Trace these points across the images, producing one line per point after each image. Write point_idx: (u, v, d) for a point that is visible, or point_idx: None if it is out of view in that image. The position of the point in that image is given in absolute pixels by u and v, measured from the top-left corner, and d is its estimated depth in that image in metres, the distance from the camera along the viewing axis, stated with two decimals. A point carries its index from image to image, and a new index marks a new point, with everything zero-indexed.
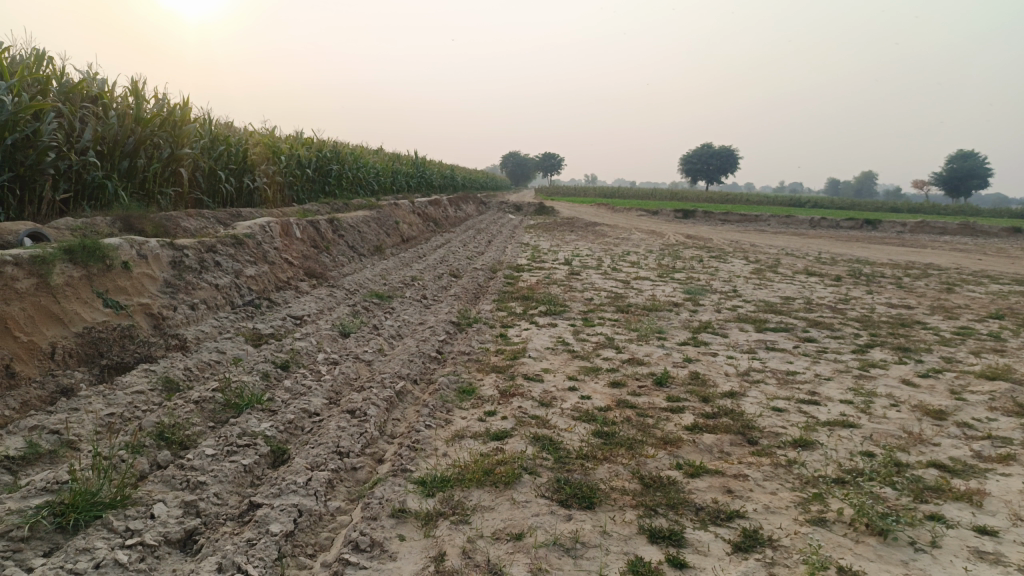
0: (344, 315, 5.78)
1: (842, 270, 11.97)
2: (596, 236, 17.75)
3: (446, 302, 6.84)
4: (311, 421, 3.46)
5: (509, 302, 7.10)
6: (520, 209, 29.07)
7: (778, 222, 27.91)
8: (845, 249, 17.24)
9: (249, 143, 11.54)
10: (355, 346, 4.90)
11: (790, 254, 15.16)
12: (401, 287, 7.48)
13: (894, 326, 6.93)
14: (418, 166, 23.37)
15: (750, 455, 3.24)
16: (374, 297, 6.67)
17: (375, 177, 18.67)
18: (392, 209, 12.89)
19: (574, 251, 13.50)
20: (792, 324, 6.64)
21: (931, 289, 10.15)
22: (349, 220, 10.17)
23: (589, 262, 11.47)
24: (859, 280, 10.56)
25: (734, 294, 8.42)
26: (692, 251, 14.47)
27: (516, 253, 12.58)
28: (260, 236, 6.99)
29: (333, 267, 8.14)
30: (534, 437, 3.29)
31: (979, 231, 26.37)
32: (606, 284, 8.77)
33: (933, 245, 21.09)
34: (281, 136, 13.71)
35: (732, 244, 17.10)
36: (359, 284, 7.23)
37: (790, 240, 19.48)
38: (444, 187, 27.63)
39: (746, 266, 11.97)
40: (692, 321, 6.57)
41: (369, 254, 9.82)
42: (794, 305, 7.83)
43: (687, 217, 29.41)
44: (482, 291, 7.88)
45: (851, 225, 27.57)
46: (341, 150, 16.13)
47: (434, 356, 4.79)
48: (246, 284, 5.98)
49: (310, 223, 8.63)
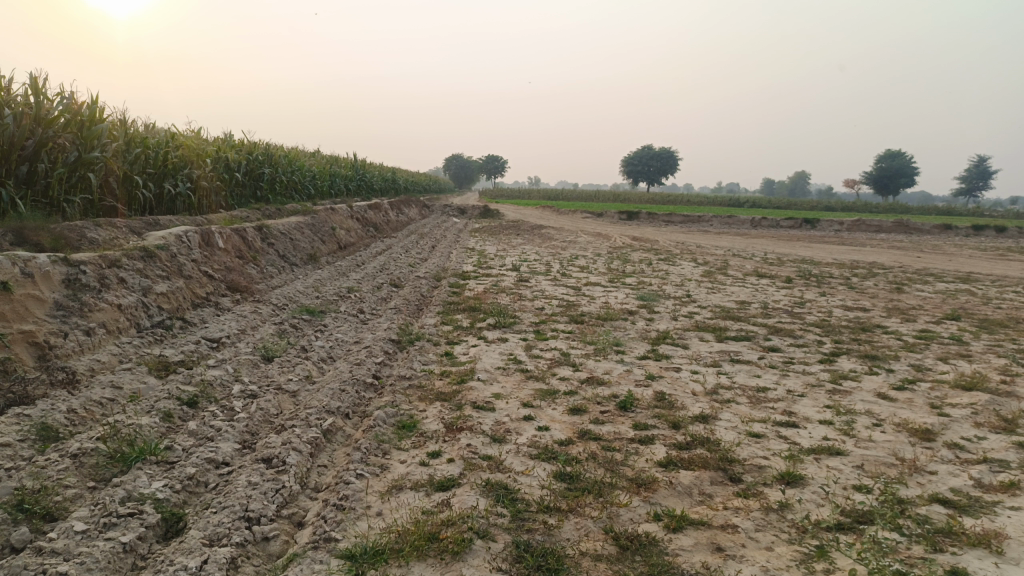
0: (268, 336, 5.16)
1: (791, 271, 11.84)
2: (542, 239, 17.36)
3: (385, 317, 6.28)
4: (216, 476, 2.88)
5: (453, 314, 6.57)
6: (464, 212, 28.53)
7: (721, 222, 28.10)
8: (790, 249, 17.29)
9: (170, 146, 10.73)
10: (278, 373, 4.31)
11: (737, 255, 15.05)
12: (335, 300, 6.88)
13: (855, 331, 6.66)
14: (357, 170, 22.64)
15: (736, 498, 2.81)
16: (305, 313, 6.06)
17: (311, 181, 17.90)
18: (328, 214, 12.22)
19: (521, 255, 13.06)
20: (754, 332, 6.30)
21: (882, 289, 10.03)
22: (280, 227, 9.49)
23: (537, 267, 11.03)
24: (810, 281, 10.40)
25: (689, 299, 8.08)
26: (640, 254, 14.21)
27: (461, 258, 12.06)
28: (175, 248, 6.30)
29: (261, 279, 7.47)
30: (485, 487, 2.79)
31: (912, 229, 27.04)
32: (556, 291, 8.33)
33: (872, 243, 21.45)
34: (207, 138, 12.89)
35: (678, 246, 16.93)
36: (288, 299, 6.60)
37: (735, 241, 19.48)
38: (385, 190, 26.91)
39: (696, 268, 11.73)
40: (649, 331, 6.16)
41: (303, 263, 9.16)
42: (752, 310, 7.53)
43: (631, 219, 29.36)
44: (425, 302, 7.33)
45: (791, 225, 27.95)
46: (274, 153, 15.34)
47: (369, 383, 4.25)
48: (156, 304, 5.30)
49: (235, 232, 7.94)
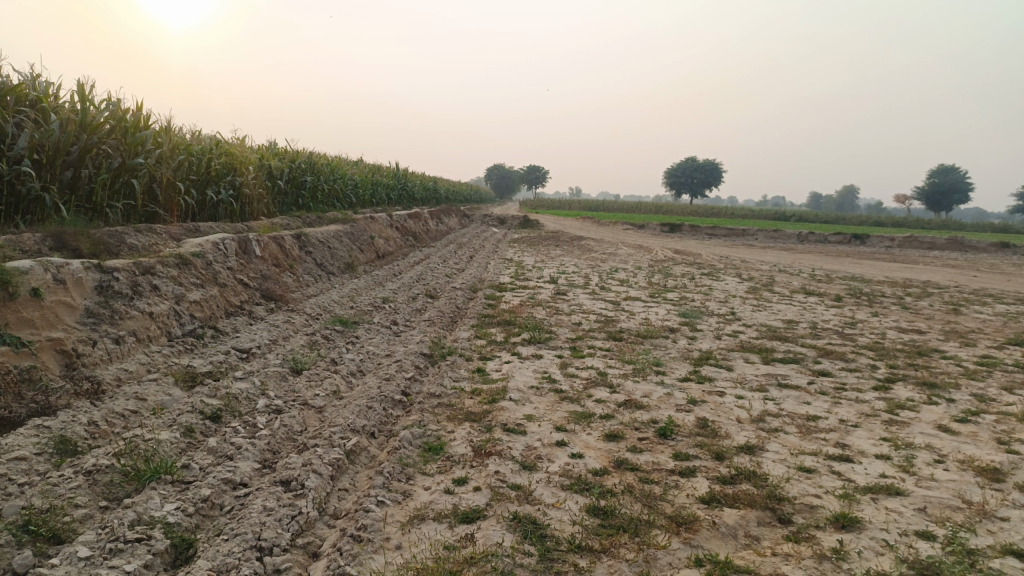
0: (299, 348, 5.07)
1: (841, 289, 11.40)
2: (581, 251, 17.13)
3: (419, 329, 6.15)
4: (232, 498, 2.75)
5: (488, 328, 6.42)
6: (504, 223, 28.44)
7: (766, 236, 27.49)
8: (838, 265, 16.75)
9: (213, 154, 10.83)
10: (305, 387, 4.19)
11: (783, 270, 14.61)
12: (369, 310, 6.78)
13: (911, 355, 6.31)
14: (399, 179, 22.73)
15: (785, 542, 2.58)
16: (337, 323, 5.96)
17: (353, 190, 17.99)
18: (367, 223, 12.20)
19: (561, 268, 12.86)
20: (802, 355, 5.99)
21: (938, 310, 9.57)
22: (318, 235, 9.47)
23: (576, 280, 10.82)
24: (861, 300, 9.99)
25: (733, 317, 7.78)
26: (683, 268, 13.89)
27: (499, 270, 11.92)
28: (211, 256, 6.27)
29: (296, 288, 7.42)
30: (513, 521, 2.60)
31: (967, 246, 26.07)
32: (595, 306, 8.11)
33: (924, 260, 20.71)
34: (251, 146, 13.01)
35: (722, 260, 16.54)
36: (321, 309, 6.52)
37: (780, 256, 18.98)
38: (426, 199, 26.98)
39: (741, 284, 11.37)
40: (691, 350, 5.91)
41: (340, 272, 9.11)
42: (800, 331, 7.20)
43: (674, 232, 28.92)
44: (460, 314, 7.19)
45: (839, 240, 27.19)
46: (317, 162, 15.44)
47: (398, 400, 4.10)
48: (189, 312, 5.25)
49: (272, 239, 7.92)
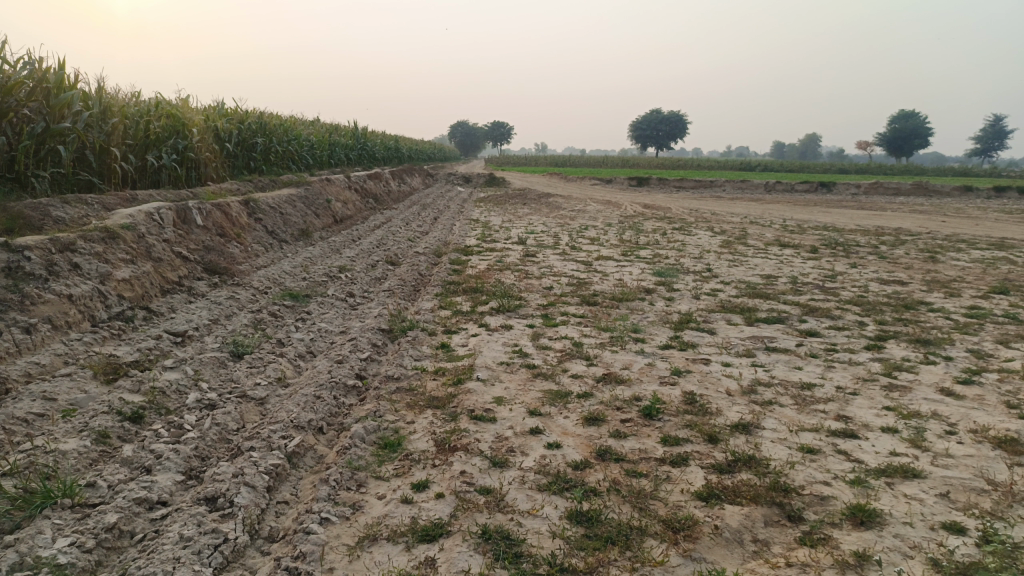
0: (242, 328, 4.57)
1: (815, 240, 11.14)
2: (548, 209, 16.66)
3: (377, 301, 5.68)
4: (145, 524, 2.30)
5: (453, 297, 5.97)
6: (468, 182, 27.77)
7: (733, 187, 27.26)
8: (808, 215, 16.54)
9: (152, 115, 10.06)
10: (245, 375, 3.72)
11: (754, 223, 14.30)
12: (324, 281, 6.28)
13: (897, 308, 6.02)
14: (358, 138, 21.89)
15: (800, 547, 2.21)
16: (287, 298, 5.45)
17: (309, 150, 17.23)
18: (323, 185, 11.56)
19: (528, 226, 12.40)
20: (787, 313, 5.65)
21: (915, 258, 9.33)
22: (268, 200, 8.86)
23: (544, 240, 10.37)
24: (837, 251, 9.73)
25: (710, 274, 7.43)
26: (653, 223, 13.53)
27: (465, 231, 11.43)
28: (144, 227, 5.68)
29: (244, 259, 6.87)
30: (481, 538, 2.20)
31: (932, 191, 26.14)
32: (565, 268, 7.68)
33: (891, 207, 20.66)
34: (196, 107, 12.20)
35: (692, 214, 16.22)
36: (270, 282, 5.99)
37: (749, 207, 18.73)
38: (388, 158, 26.16)
39: (714, 238, 11.03)
40: (670, 313, 5.53)
41: (294, 239, 8.54)
42: (780, 287, 6.87)
43: (641, 185, 28.54)
44: (423, 282, 6.72)
45: (806, 188, 27.08)
46: (269, 122, 14.65)
47: (351, 386, 3.65)
48: (116, 292, 4.70)
49: (216, 207, 7.32)
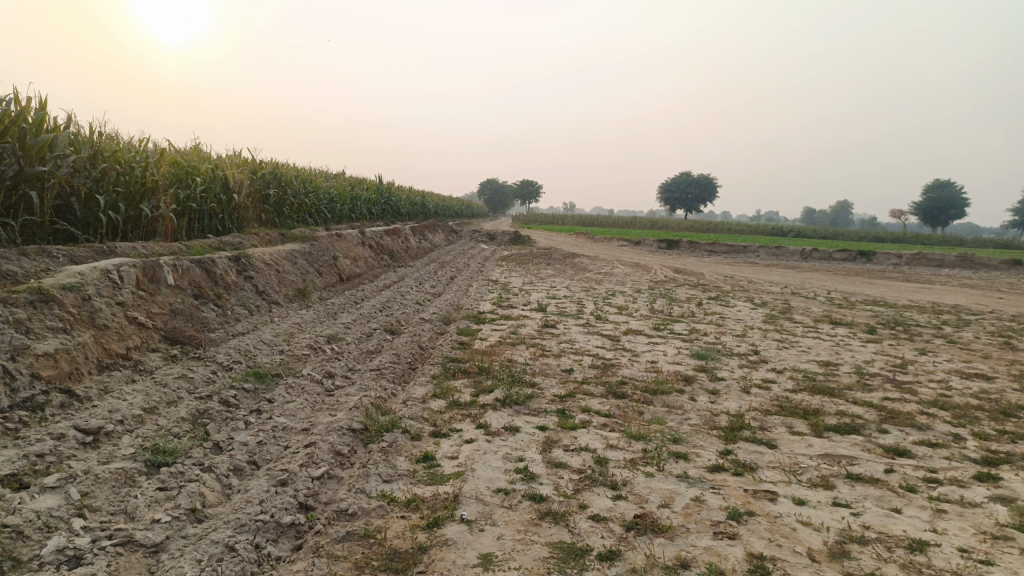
0: (176, 424, 3.63)
1: (868, 317, 10.02)
2: (574, 271, 15.75)
3: (360, 384, 4.72)
4: None
5: (453, 381, 4.99)
6: (493, 239, 27.08)
7: (768, 253, 26.18)
8: (853, 287, 15.42)
9: (152, 161, 9.39)
10: (148, 502, 2.75)
11: (796, 294, 13.20)
12: (303, 357, 5.35)
13: (997, 415, 4.89)
14: (382, 193, 21.39)
15: None
16: (249, 379, 4.53)
17: (328, 204, 16.65)
18: (332, 241, 10.77)
19: (550, 291, 11.45)
20: (861, 420, 4.56)
21: (990, 344, 8.18)
22: (263, 257, 8.05)
23: (567, 307, 9.40)
24: (898, 332, 8.60)
25: (757, 360, 6.35)
26: (687, 291, 12.53)
27: (481, 294, 10.52)
28: (93, 288, 4.80)
29: (219, 324, 5.98)
30: None
31: (979, 263, 24.84)
32: (589, 344, 6.67)
33: (939, 280, 19.44)
34: (205, 155, 11.58)
35: (727, 281, 15.16)
36: (238, 357, 5.08)
37: (786, 276, 17.64)
38: (412, 214, 25.67)
39: (755, 311, 9.98)
40: (717, 416, 4.45)
41: (287, 301, 7.67)
42: (844, 379, 5.78)
43: (672, 248, 27.63)
44: (422, 359, 5.76)
45: (843, 257, 25.91)
46: (284, 174, 14.06)
47: (287, 524, 2.67)
48: (31, 370, 3.76)
49: (195, 264, 6.49)
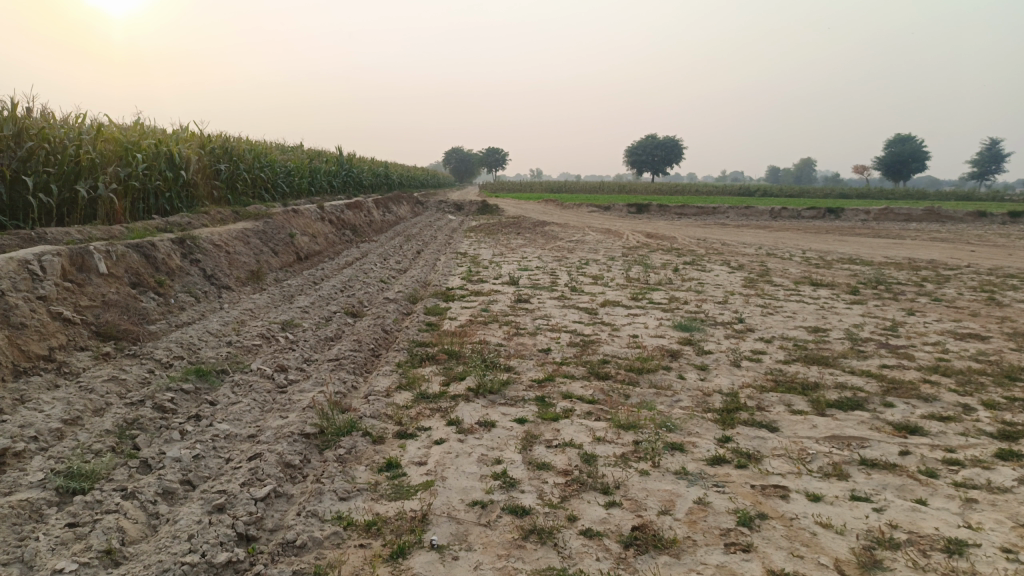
0: (98, 439, 3.13)
1: (848, 277, 9.77)
2: (544, 239, 15.32)
3: (316, 377, 4.25)
4: None
5: (420, 369, 4.55)
6: (461, 209, 26.51)
7: (737, 213, 25.99)
8: (827, 245, 15.23)
9: (86, 139, 8.69)
10: (53, 544, 2.26)
11: (772, 255, 12.93)
12: (254, 348, 4.86)
13: (1003, 381, 4.59)
14: (343, 165, 20.64)
15: None
16: (189, 378, 4.03)
17: (285, 178, 15.94)
18: (288, 217, 10.18)
19: (520, 262, 11.01)
20: (864, 394, 4.22)
21: (975, 301, 7.95)
22: (211, 237, 7.46)
23: (540, 279, 8.97)
24: (881, 292, 8.34)
25: (744, 329, 6.00)
26: (661, 256, 12.19)
27: (450, 268, 10.05)
28: (7, 280, 4.23)
29: (161, 315, 5.44)
30: None
31: (944, 216, 24.93)
32: (565, 319, 6.26)
33: (909, 235, 19.40)
34: (148, 130, 10.84)
35: (699, 244, 14.86)
36: (180, 352, 4.56)
37: (758, 236, 17.42)
38: (376, 186, 24.97)
39: (733, 275, 9.66)
40: (710, 397, 4.08)
41: (239, 284, 7.12)
42: (836, 346, 5.46)
43: (641, 212, 27.29)
44: (386, 344, 5.30)
45: (812, 214, 25.82)
46: (236, 148, 13.34)
47: (221, 564, 2.22)
48: None
49: (133, 249, 5.91)
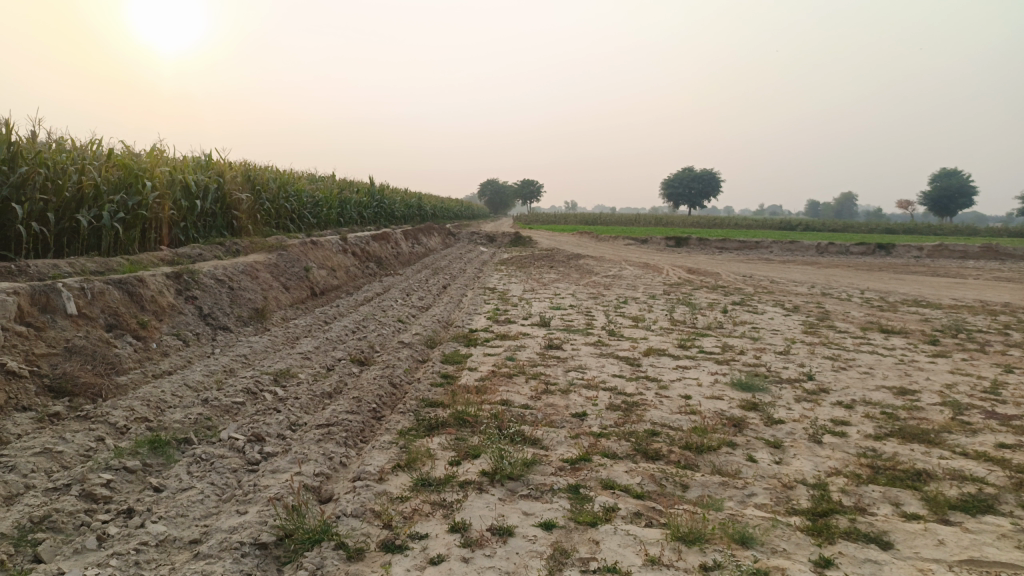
0: None
1: (921, 322, 8.72)
2: (579, 274, 14.48)
3: (297, 451, 3.45)
4: None
5: (428, 440, 3.72)
6: (494, 241, 25.87)
7: (782, 248, 24.87)
8: (886, 285, 14.11)
9: (91, 164, 8.16)
10: None
11: (827, 295, 11.93)
12: (233, 408, 4.08)
13: None
14: (374, 196, 20.11)
15: None
16: (139, 453, 3.26)
17: (312, 208, 15.45)
18: (306, 249, 9.54)
19: (553, 300, 10.18)
20: (992, 489, 3.26)
21: None
22: (212, 271, 6.79)
23: (574, 320, 8.12)
24: (965, 342, 7.30)
25: (815, 389, 5.06)
26: (707, 295, 11.26)
27: (477, 306, 9.26)
28: None
29: (137, 363, 4.72)
30: None
31: (1004, 254, 23.46)
32: (603, 372, 5.39)
33: (970, 274, 18.11)
34: (165, 158, 10.36)
35: (746, 281, 13.88)
36: (140, 414, 3.80)
37: (808, 273, 16.33)
38: (409, 216, 24.49)
39: (790, 319, 8.69)
40: (792, 491, 3.18)
41: (239, 324, 6.40)
42: (934, 416, 4.50)
43: (680, 246, 26.33)
44: (392, 403, 4.49)
45: (861, 251, 24.54)
46: (260, 177, 12.85)
47: None
48: None
49: (114, 286, 5.24)
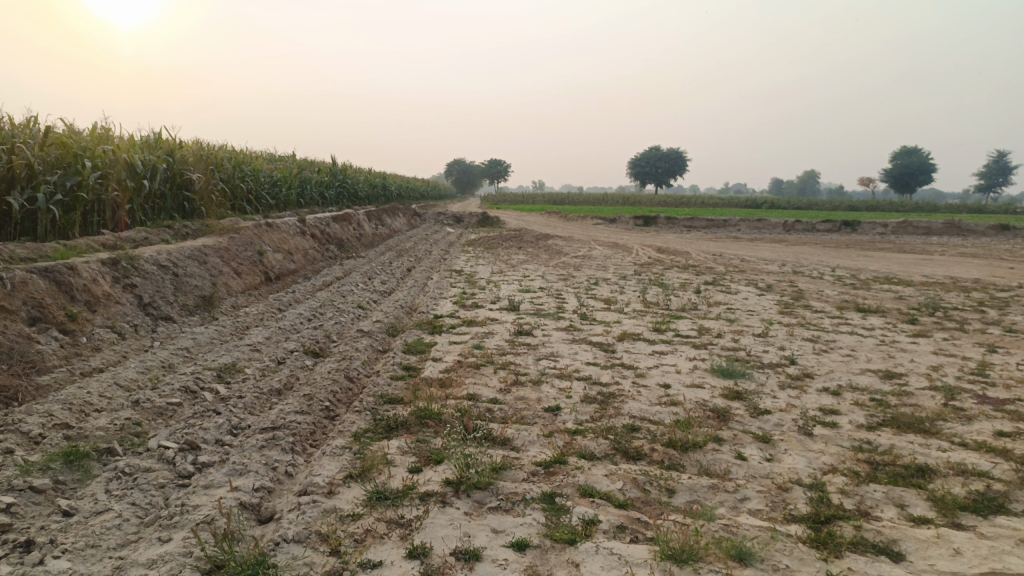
0: None
1: (896, 301, 8.56)
2: (548, 255, 14.15)
3: (235, 461, 3.05)
4: None
5: (385, 444, 3.35)
6: (461, 221, 25.40)
7: (749, 227, 24.82)
8: (856, 262, 14.01)
9: (22, 141, 7.55)
10: None
11: (799, 273, 11.75)
12: (168, 411, 3.65)
13: None
14: (336, 176, 19.50)
15: None
16: (50, 468, 2.83)
17: (270, 188, 14.85)
18: (261, 231, 9.04)
19: (522, 282, 9.82)
20: (1001, 486, 3.00)
21: None
22: (155, 257, 6.29)
23: (544, 304, 7.78)
24: (944, 321, 7.11)
25: (800, 375, 4.79)
26: (679, 275, 11.01)
27: (442, 289, 8.87)
28: None
29: (62, 361, 4.26)
30: None
31: (966, 230, 23.68)
32: (577, 360, 5.06)
33: (935, 250, 18.18)
34: (109, 135, 9.73)
35: (717, 260, 13.67)
36: (58, 420, 3.36)
37: (778, 251, 16.21)
38: (372, 197, 23.88)
39: (765, 299, 8.45)
40: (788, 495, 2.88)
41: (184, 314, 5.94)
42: (926, 402, 4.25)
43: (648, 225, 26.15)
44: (347, 400, 4.10)
45: (827, 228, 24.60)
46: (213, 157, 12.24)
47: None
48: None
49: (38, 275, 4.75)
